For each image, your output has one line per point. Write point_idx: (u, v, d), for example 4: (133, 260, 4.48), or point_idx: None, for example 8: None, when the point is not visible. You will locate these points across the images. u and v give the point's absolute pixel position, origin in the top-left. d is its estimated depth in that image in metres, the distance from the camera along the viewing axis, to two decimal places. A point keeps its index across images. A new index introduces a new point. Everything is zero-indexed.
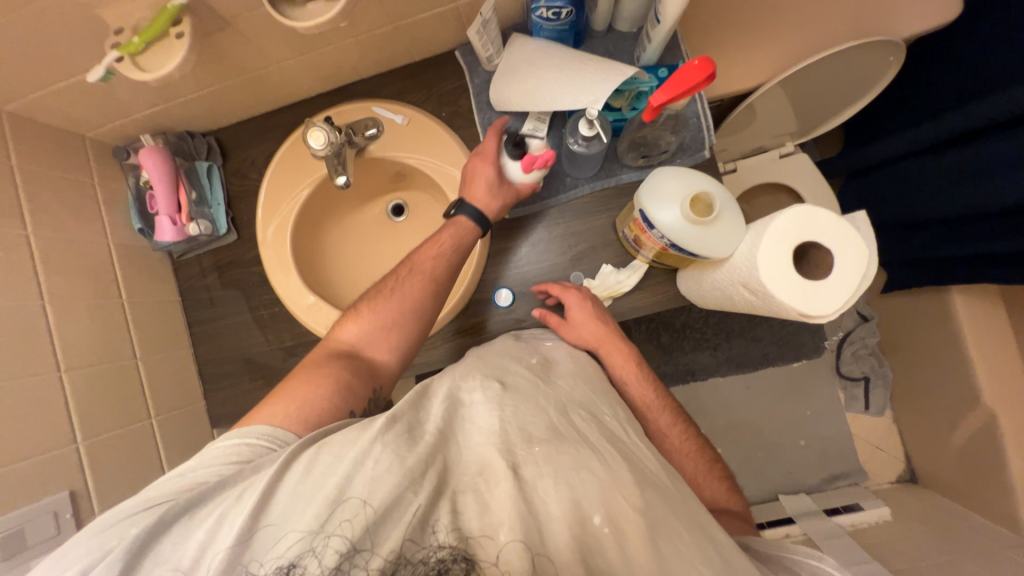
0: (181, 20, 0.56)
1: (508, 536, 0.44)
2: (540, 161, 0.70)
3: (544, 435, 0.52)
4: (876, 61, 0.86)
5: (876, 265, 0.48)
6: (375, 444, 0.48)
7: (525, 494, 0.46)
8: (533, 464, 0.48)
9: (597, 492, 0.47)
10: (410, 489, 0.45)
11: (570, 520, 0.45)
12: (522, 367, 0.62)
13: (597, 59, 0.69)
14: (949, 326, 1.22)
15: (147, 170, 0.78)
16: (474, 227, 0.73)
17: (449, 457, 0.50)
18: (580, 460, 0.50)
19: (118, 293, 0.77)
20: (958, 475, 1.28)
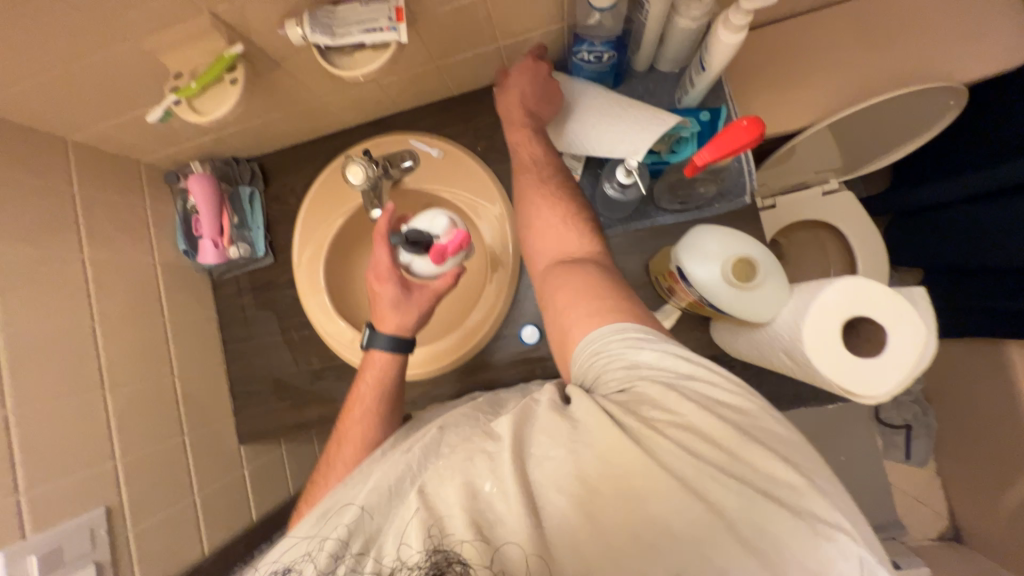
0: (236, 66, 0.58)
1: (417, 532, 0.44)
2: (450, 249, 0.69)
3: (453, 445, 0.52)
4: (934, 104, 0.82)
5: (935, 346, 0.45)
6: (325, 510, 0.55)
7: (427, 501, 0.46)
8: (436, 476, 0.48)
9: (485, 464, 0.46)
10: (350, 534, 0.50)
11: (462, 496, 0.45)
12: (467, 405, 0.65)
13: (634, 105, 0.68)
14: (1003, 379, 1.14)
15: (193, 195, 0.81)
16: (405, 342, 0.72)
17: (386, 493, 0.52)
18: (472, 449, 0.48)
19: (161, 313, 0.80)
20: (1006, 539, 1.19)
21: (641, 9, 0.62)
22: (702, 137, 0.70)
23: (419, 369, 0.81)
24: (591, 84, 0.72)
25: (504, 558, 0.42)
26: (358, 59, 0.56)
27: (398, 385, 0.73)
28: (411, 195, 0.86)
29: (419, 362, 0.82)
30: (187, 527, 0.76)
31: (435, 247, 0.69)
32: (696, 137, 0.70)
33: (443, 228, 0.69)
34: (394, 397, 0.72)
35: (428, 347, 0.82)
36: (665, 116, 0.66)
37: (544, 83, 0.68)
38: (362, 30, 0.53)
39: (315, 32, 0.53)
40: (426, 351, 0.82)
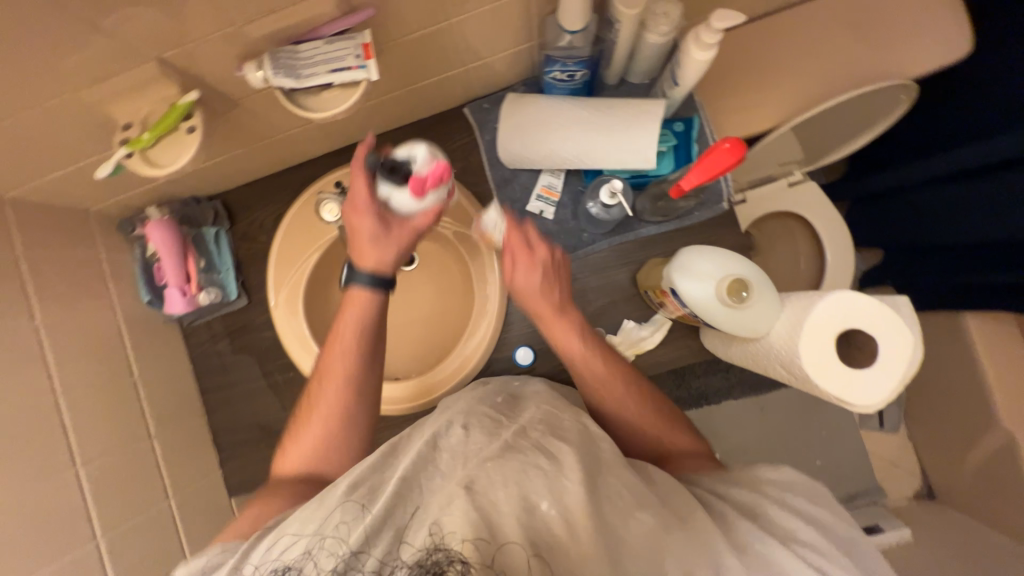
0: (192, 113, 0.55)
1: (457, 531, 0.40)
2: (430, 180, 0.62)
3: (493, 451, 0.48)
4: (890, 98, 0.85)
5: (922, 349, 0.47)
6: (338, 508, 0.46)
7: (475, 500, 0.42)
8: (483, 476, 0.45)
9: (543, 482, 0.44)
10: (373, 535, 0.42)
11: (519, 509, 0.42)
12: (489, 407, 0.60)
13: (613, 104, 0.67)
14: (963, 346, 1.23)
15: (153, 243, 0.76)
16: (383, 287, 0.66)
17: (418, 493, 0.46)
18: (527, 461, 0.46)
19: (131, 371, 0.75)
20: (974, 492, 1.29)
21: (611, 28, 0.62)
22: (678, 149, 0.71)
23: (409, 402, 0.78)
24: (567, 98, 0.70)
25: (509, 556, 0.39)
26: (325, 98, 0.54)
27: (381, 332, 0.68)
28: None
29: (411, 395, 0.79)
30: None
31: (414, 176, 0.62)
32: (673, 150, 0.71)
33: (426, 156, 0.62)
34: (376, 342, 0.67)
35: (412, 380, 0.79)
36: (654, 108, 0.66)
37: (557, 271, 0.64)
38: (329, 70, 0.51)
39: (278, 75, 0.50)
40: (416, 384, 0.79)
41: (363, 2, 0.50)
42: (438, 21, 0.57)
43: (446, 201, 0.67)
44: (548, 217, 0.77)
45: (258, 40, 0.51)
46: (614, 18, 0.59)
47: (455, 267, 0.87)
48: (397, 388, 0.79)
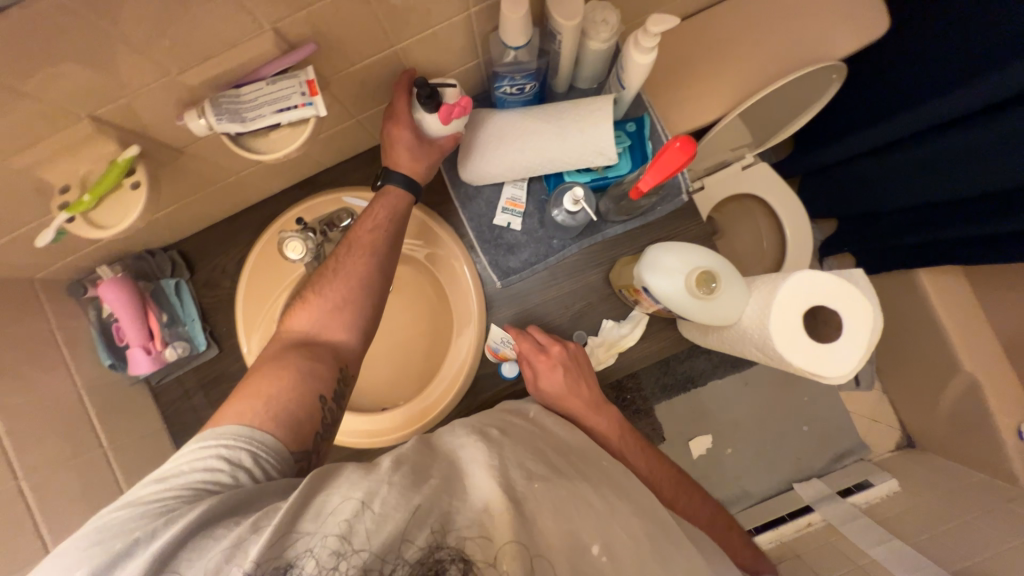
0: (135, 168, 0.53)
1: (505, 538, 0.46)
2: (458, 111, 0.62)
3: (542, 471, 0.53)
4: (822, 78, 0.89)
5: (881, 328, 0.49)
6: (384, 484, 0.47)
7: (524, 522, 0.47)
8: (534, 497, 0.50)
9: (595, 524, 0.50)
10: (415, 526, 0.44)
11: (569, 550, 0.48)
12: (521, 420, 0.65)
13: (570, 103, 0.68)
14: (919, 299, 1.30)
15: (109, 304, 0.73)
16: (407, 196, 0.70)
17: (461, 498, 0.49)
18: (577, 494, 0.52)
19: (99, 442, 0.71)
20: (949, 435, 1.36)
21: (553, 40, 0.63)
22: (633, 149, 0.73)
23: (402, 430, 0.77)
24: (521, 109, 0.70)
25: (517, 556, 0.45)
26: (275, 139, 0.53)
27: (397, 236, 0.70)
28: None
29: (404, 423, 0.77)
30: None
31: (444, 105, 0.62)
32: (629, 150, 0.73)
33: (455, 85, 0.62)
34: (398, 242, 0.70)
35: (402, 407, 0.79)
36: (607, 102, 0.67)
37: (578, 367, 0.73)
38: (274, 110, 0.50)
39: (221, 121, 0.49)
40: (404, 411, 0.78)
41: (303, 38, 0.50)
42: (381, 49, 0.57)
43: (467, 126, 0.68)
44: (516, 228, 0.78)
45: (196, 87, 0.49)
46: (555, 29, 0.60)
47: (428, 288, 0.87)
48: (388, 417, 0.78)
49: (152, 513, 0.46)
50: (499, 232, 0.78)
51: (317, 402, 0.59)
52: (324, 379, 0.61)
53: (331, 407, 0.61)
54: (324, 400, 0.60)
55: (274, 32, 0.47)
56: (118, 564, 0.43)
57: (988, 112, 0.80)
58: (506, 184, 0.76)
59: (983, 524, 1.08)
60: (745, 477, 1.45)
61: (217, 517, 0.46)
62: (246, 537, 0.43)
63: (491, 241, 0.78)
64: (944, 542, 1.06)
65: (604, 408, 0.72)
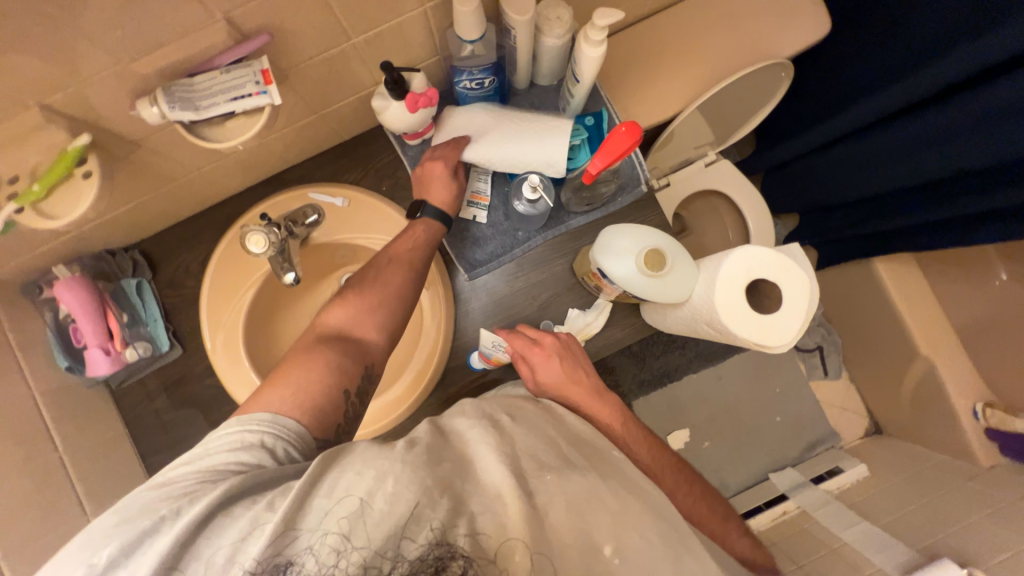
0: (87, 158, 0.53)
1: (514, 534, 0.45)
2: (425, 100, 0.65)
3: (556, 463, 0.52)
4: (773, 76, 0.94)
5: (818, 297, 0.53)
6: (397, 463, 0.46)
7: (536, 513, 0.47)
8: (545, 488, 0.49)
9: (609, 523, 0.49)
10: (428, 506, 0.44)
11: (580, 543, 0.48)
12: (530, 406, 0.64)
13: (525, 119, 0.71)
14: (878, 288, 1.35)
15: (66, 304, 0.71)
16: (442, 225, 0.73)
17: (470, 482, 0.48)
18: (592, 489, 0.51)
19: (55, 447, 0.69)
20: (912, 420, 1.40)
21: (508, 35, 0.65)
22: (591, 141, 0.75)
23: (373, 426, 0.77)
24: (479, 105, 0.73)
25: (512, 551, 0.45)
26: (230, 128, 0.54)
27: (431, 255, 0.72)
28: (322, 247, 0.82)
29: (374, 416, 0.77)
30: None
31: (410, 93, 0.64)
32: (586, 142, 0.76)
33: (420, 73, 0.65)
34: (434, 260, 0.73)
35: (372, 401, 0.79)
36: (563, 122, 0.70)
37: (573, 355, 0.74)
38: (228, 99, 0.51)
39: (174, 109, 0.50)
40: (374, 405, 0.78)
41: (257, 29, 0.51)
42: (340, 42, 0.59)
43: (426, 123, 0.71)
44: (482, 220, 0.79)
45: (150, 77, 0.50)
46: (509, 25, 0.63)
47: None
48: None
49: (177, 493, 0.46)
50: (465, 225, 0.79)
51: (341, 396, 0.59)
52: (350, 375, 0.61)
53: (355, 402, 0.61)
54: (349, 394, 0.60)
55: (228, 22, 0.48)
56: (139, 548, 0.42)
57: (930, 102, 0.85)
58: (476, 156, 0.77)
59: (947, 504, 1.12)
60: (722, 469, 1.47)
61: (237, 500, 0.45)
62: (262, 514, 0.43)
63: (457, 235, 0.79)
64: (913, 524, 1.09)
65: (604, 395, 0.72)
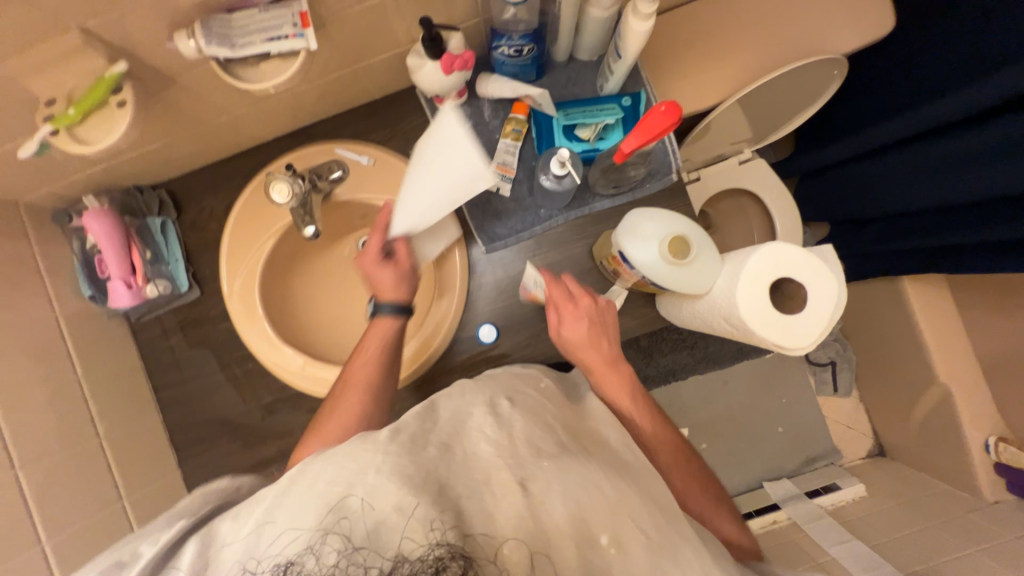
0: (122, 87, 0.53)
1: (508, 533, 0.43)
2: (460, 62, 0.63)
3: (551, 450, 0.50)
4: (823, 74, 0.90)
5: (846, 295, 0.51)
6: (378, 454, 0.45)
7: (531, 502, 0.45)
8: (542, 476, 0.47)
9: (605, 513, 0.46)
10: (411, 499, 0.42)
11: (577, 537, 0.45)
12: (533, 390, 0.62)
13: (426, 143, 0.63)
14: (904, 308, 1.30)
15: (93, 234, 0.73)
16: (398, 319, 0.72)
17: (459, 466, 0.47)
18: (588, 478, 0.48)
19: (74, 371, 0.71)
20: (919, 446, 1.37)
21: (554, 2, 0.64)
22: (625, 122, 0.74)
23: None
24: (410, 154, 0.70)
25: (513, 551, 0.42)
26: (264, 70, 0.54)
27: (391, 359, 0.71)
28: (342, 206, 0.82)
29: None
30: None
31: (446, 54, 0.63)
32: (620, 123, 0.74)
33: (459, 33, 0.64)
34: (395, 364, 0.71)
35: None
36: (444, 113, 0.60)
37: (602, 321, 0.72)
38: (264, 39, 0.51)
39: (211, 44, 0.50)
40: None
41: None
42: None
43: (458, 87, 0.69)
44: (505, 193, 0.77)
45: (189, 9, 0.49)
46: None
47: None
48: None
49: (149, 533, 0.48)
50: (487, 197, 0.78)
51: None
52: None
53: None
54: None
55: None
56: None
57: (985, 117, 0.81)
58: (510, 114, 0.76)
59: (944, 534, 1.10)
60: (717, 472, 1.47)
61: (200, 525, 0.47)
62: (229, 530, 0.44)
63: (479, 206, 0.78)
64: (906, 549, 1.07)
65: (621, 363, 0.71)
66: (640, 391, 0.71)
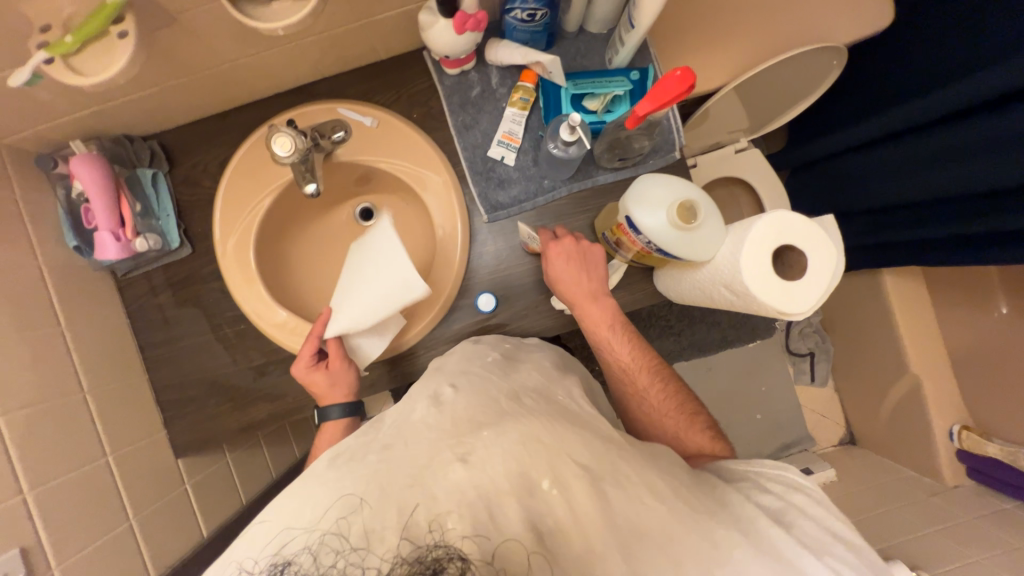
0: (123, 17, 0.50)
1: (460, 527, 0.43)
2: (473, 21, 0.63)
3: (489, 419, 0.54)
4: (822, 63, 0.92)
5: (842, 259, 0.54)
6: (324, 480, 0.48)
7: (473, 470, 0.47)
8: (481, 446, 0.49)
9: (542, 459, 0.49)
10: (355, 510, 0.44)
11: (522, 497, 0.46)
12: (478, 367, 0.66)
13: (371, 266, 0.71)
14: (882, 301, 1.35)
15: (80, 180, 0.69)
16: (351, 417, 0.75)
17: (401, 459, 0.49)
18: (527, 433, 0.52)
19: (59, 323, 0.69)
20: (888, 434, 1.43)
21: None
22: (633, 95, 0.75)
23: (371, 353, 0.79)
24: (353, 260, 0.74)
25: (509, 552, 0.42)
26: (275, 10, 0.52)
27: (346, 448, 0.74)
28: (343, 167, 0.80)
29: None
30: (127, 556, 0.68)
31: (460, 12, 0.62)
32: (629, 95, 0.75)
33: None
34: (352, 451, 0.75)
35: None
36: (381, 228, 0.72)
37: (582, 257, 0.73)
38: None
39: None
40: None
41: None
42: None
43: (469, 48, 0.68)
44: (509, 162, 0.78)
45: None
46: None
47: (417, 219, 0.86)
48: None
49: None
50: (492, 165, 0.78)
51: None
52: None
53: None
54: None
55: None
56: None
57: (974, 112, 0.84)
58: (518, 83, 0.76)
59: (911, 515, 1.16)
60: None
61: None
62: None
63: (483, 174, 0.79)
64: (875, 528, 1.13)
65: (599, 298, 0.73)
66: (619, 320, 0.74)
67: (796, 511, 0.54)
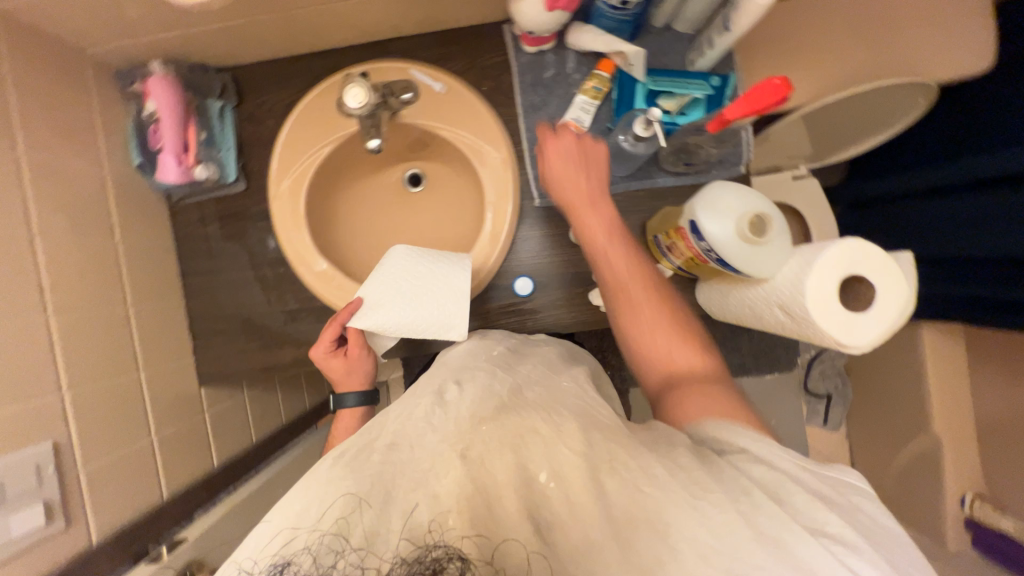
0: None
1: (457, 525, 0.43)
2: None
3: (491, 414, 0.54)
4: (907, 99, 0.88)
5: (914, 301, 0.52)
6: (325, 472, 0.47)
7: (471, 466, 0.48)
8: (479, 444, 0.50)
9: (541, 451, 0.49)
10: (358, 509, 0.43)
11: (520, 491, 0.46)
12: (484, 363, 0.66)
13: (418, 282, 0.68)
14: (914, 355, 1.32)
15: (154, 98, 0.71)
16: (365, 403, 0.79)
17: (403, 462, 0.48)
18: (518, 426, 0.52)
19: (114, 236, 0.71)
20: (895, 489, 1.41)
21: None
22: (711, 101, 0.73)
23: None
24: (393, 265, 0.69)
25: (510, 552, 0.43)
26: None
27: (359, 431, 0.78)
28: (404, 129, 0.80)
29: None
30: (146, 470, 0.70)
31: None
32: (706, 100, 0.73)
33: None
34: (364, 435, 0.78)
35: None
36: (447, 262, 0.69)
37: (583, 154, 0.70)
38: None
39: None
40: None
41: None
42: None
43: (553, 27, 0.67)
44: None
45: None
46: None
47: (467, 193, 0.86)
48: None
49: None
50: None
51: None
52: None
53: None
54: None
55: None
56: None
57: None
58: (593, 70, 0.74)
59: None
60: None
61: None
62: None
63: None
64: None
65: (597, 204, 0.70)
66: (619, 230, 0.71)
67: (790, 483, 0.45)
